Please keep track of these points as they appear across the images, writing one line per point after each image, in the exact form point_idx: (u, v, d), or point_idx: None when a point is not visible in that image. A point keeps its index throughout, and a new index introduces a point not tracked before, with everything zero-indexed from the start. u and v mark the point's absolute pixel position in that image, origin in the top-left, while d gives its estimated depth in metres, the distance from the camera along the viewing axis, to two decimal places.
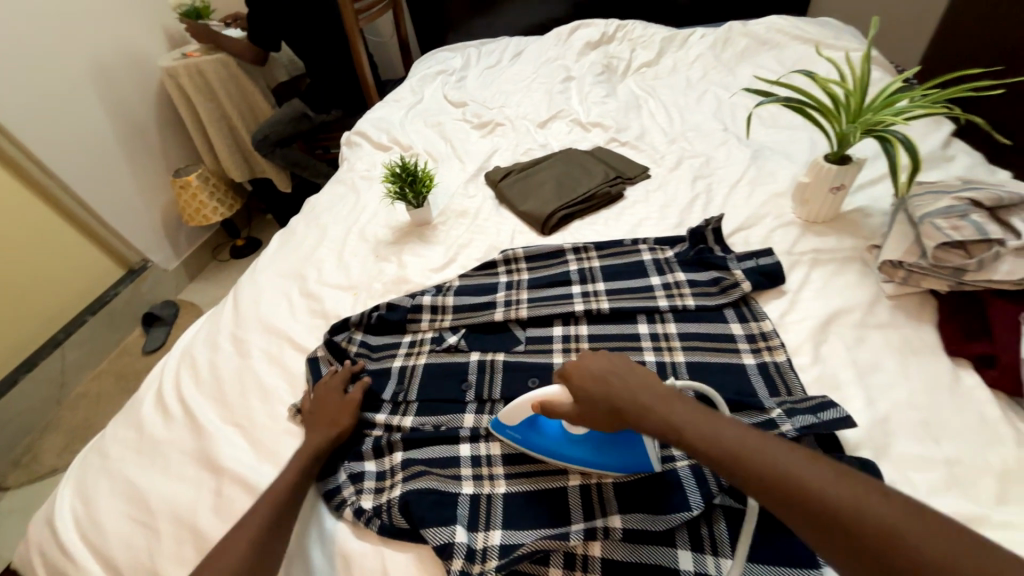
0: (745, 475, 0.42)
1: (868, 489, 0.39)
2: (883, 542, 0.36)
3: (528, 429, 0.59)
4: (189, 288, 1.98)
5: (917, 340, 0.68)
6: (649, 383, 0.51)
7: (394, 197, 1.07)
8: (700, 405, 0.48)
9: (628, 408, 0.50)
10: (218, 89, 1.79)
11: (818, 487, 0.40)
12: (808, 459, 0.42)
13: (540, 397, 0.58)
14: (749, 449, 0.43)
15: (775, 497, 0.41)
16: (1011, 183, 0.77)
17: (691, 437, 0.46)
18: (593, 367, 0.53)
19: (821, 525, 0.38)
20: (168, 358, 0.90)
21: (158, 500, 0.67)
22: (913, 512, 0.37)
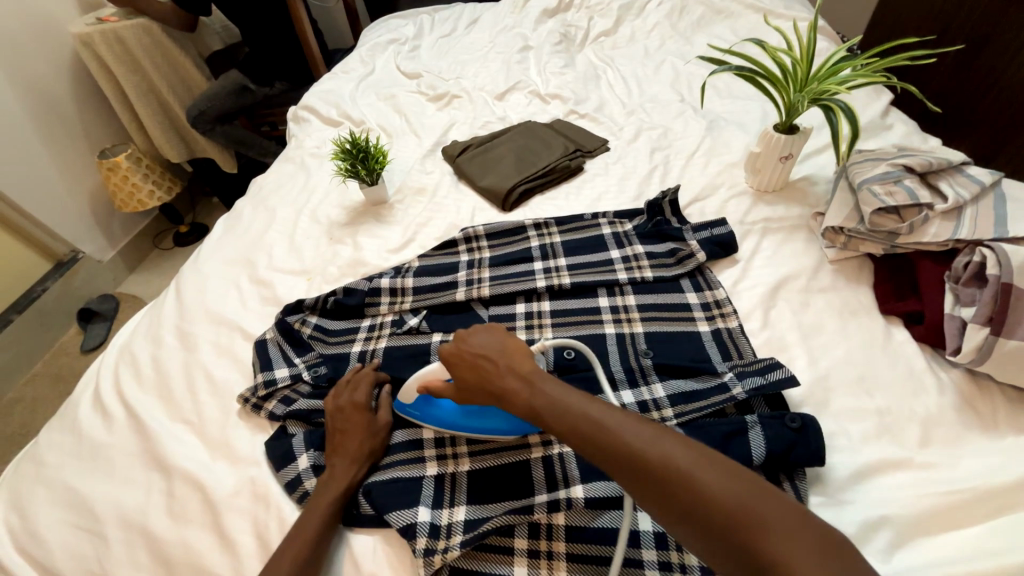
0: (581, 440, 0.46)
1: (676, 441, 0.44)
2: (681, 484, 0.41)
3: (424, 406, 0.61)
4: (129, 279, 1.84)
5: (856, 302, 0.72)
6: (516, 367, 0.54)
7: (346, 174, 1.01)
8: (558, 381, 0.52)
9: (498, 391, 0.53)
10: (143, 58, 1.62)
11: (636, 443, 0.44)
12: (633, 421, 0.46)
13: (425, 377, 0.61)
14: (588, 418, 0.47)
15: (604, 457, 0.45)
16: (940, 149, 0.82)
17: (543, 412, 0.50)
18: (469, 353, 0.57)
19: (637, 477, 0.43)
20: (105, 356, 0.83)
21: (103, 506, 0.63)
22: (707, 457, 0.43)
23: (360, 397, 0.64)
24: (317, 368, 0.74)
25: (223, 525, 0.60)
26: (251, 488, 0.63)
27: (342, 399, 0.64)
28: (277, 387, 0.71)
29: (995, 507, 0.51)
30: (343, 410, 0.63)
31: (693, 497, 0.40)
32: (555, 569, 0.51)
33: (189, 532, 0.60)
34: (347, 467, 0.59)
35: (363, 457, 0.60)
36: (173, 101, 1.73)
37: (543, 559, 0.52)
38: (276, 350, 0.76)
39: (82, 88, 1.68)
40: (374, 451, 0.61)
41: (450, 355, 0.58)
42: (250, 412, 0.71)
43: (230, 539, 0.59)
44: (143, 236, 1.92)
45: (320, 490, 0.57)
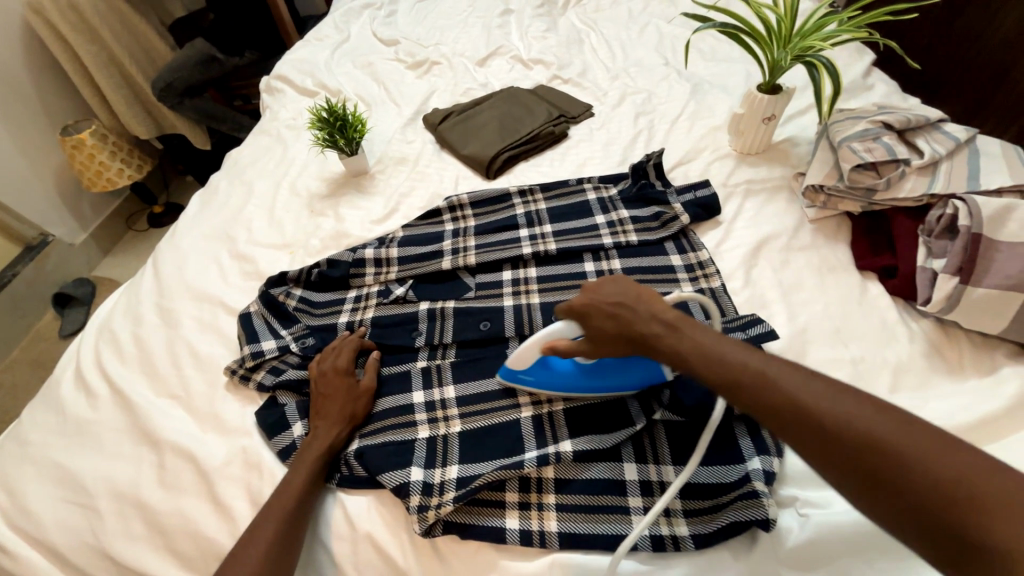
0: (741, 394, 0.42)
1: (864, 402, 0.39)
2: (875, 450, 0.36)
3: (540, 371, 0.57)
4: (104, 262, 1.78)
5: (834, 259, 0.74)
6: (658, 313, 0.50)
7: (324, 144, 0.98)
8: (711, 328, 0.47)
9: (640, 337, 0.50)
10: (99, 26, 1.52)
11: (813, 402, 0.39)
12: (810, 378, 0.41)
13: (549, 339, 0.55)
14: (749, 370, 0.42)
15: (770, 413, 0.40)
16: (919, 107, 0.82)
17: (694, 363, 0.45)
18: (603, 302, 0.52)
19: (816, 439, 0.38)
20: (84, 335, 0.81)
21: (94, 481, 0.63)
22: (906, 424, 0.37)
23: (342, 364, 0.66)
24: (305, 340, 0.73)
25: (217, 494, 0.61)
26: (243, 458, 0.63)
27: (324, 365, 0.66)
28: (265, 358, 0.70)
29: None
30: (324, 376, 0.65)
31: (891, 467, 0.35)
32: (546, 518, 0.53)
33: (182, 501, 0.61)
34: (331, 427, 0.60)
35: (345, 418, 0.61)
36: (137, 72, 1.64)
37: (534, 510, 0.54)
38: (261, 322, 0.76)
39: (38, 59, 1.57)
40: (358, 413, 0.62)
41: (580, 307, 0.54)
42: (238, 384, 0.71)
43: (225, 506, 0.60)
44: (115, 217, 1.85)
45: (304, 448, 0.59)
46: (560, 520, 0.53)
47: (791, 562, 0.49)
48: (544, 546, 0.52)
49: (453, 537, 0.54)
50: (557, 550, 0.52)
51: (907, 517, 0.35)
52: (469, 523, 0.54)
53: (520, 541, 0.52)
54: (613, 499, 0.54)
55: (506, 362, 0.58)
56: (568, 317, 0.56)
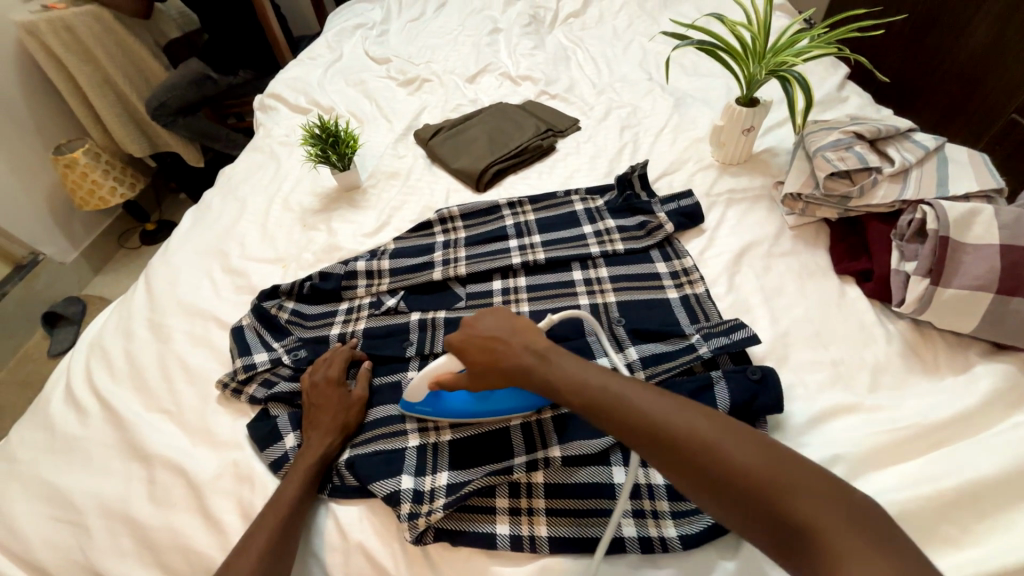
0: (602, 414, 0.47)
1: (694, 411, 0.46)
2: (705, 453, 0.43)
3: (433, 402, 0.60)
4: (95, 280, 1.78)
5: (814, 264, 0.76)
6: (530, 343, 0.55)
7: (317, 160, 1.00)
8: (573, 356, 0.53)
9: (514, 369, 0.54)
10: (94, 47, 1.54)
11: (658, 416, 0.45)
12: (655, 395, 0.47)
13: (434, 374, 0.57)
14: (608, 392, 0.48)
15: (626, 431, 0.46)
16: (890, 118, 0.86)
17: (564, 391, 0.50)
18: (478, 336, 0.57)
19: (661, 449, 0.44)
20: (74, 352, 0.81)
21: (82, 497, 0.63)
22: (725, 425, 0.44)
23: (332, 373, 0.66)
24: (297, 352, 0.74)
25: (207, 507, 0.61)
26: (234, 470, 0.63)
27: (314, 377, 0.66)
28: (257, 370, 0.71)
29: (933, 439, 0.56)
30: (315, 388, 0.65)
31: (716, 464, 0.42)
32: (536, 523, 0.54)
33: (172, 516, 0.61)
34: (325, 436, 0.61)
35: (337, 427, 0.62)
36: (131, 92, 1.67)
37: (524, 515, 0.54)
38: (254, 335, 0.76)
39: (33, 81, 1.59)
40: (350, 423, 0.63)
41: (457, 342, 0.57)
42: (229, 398, 0.71)
43: (215, 519, 0.60)
44: (107, 235, 1.85)
45: (296, 458, 0.59)
46: (550, 524, 0.54)
47: (776, 559, 0.50)
48: (535, 550, 0.52)
49: (444, 544, 0.55)
50: (548, 555, 0.53)
51: (733, 506, 0.41)
52: (460, 530, 0.54)
53: (511, 546, 0.53)
54: (603, 503, 0.54)
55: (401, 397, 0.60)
56: (451, 351, 0.58)
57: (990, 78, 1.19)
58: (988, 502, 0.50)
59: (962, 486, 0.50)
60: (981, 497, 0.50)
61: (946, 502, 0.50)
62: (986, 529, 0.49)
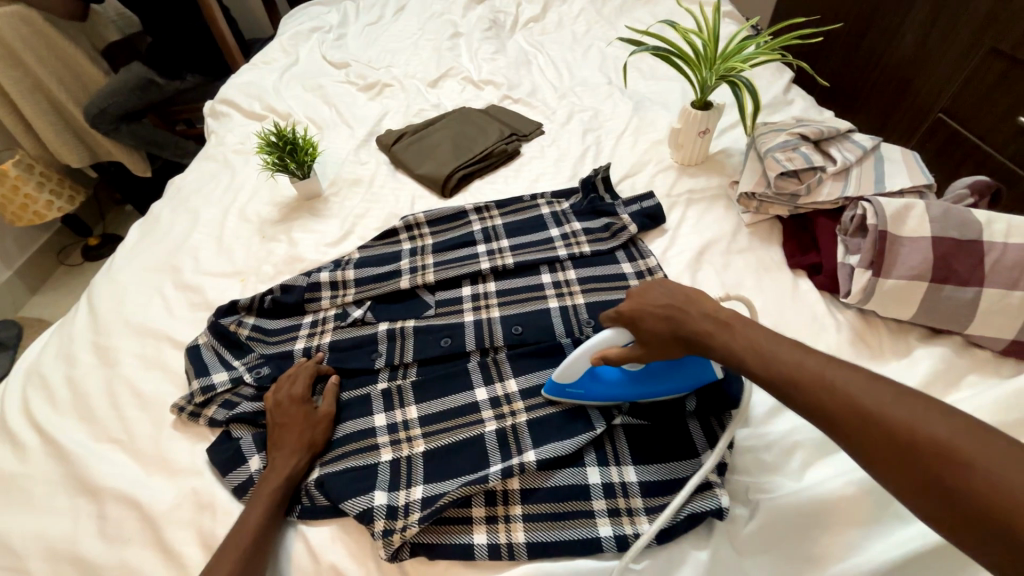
0: (792, 393, 0.43)
1: (926, 408, 0.38)
2: (932, 454, 0.36)
3: (589, 383, 0.59)
4: (31, 301, 1.64)
5: (769, 260, 0.80)
6: (710, 312, 0.52)
7: (274, 168, 0.96)
8: (767, 328, 0.49)
9: (693, 336, 0.52)
10: (22, 51, 1.43)
11: (870, 401, 0.40)
12: (869, 381, 0.41)
13: (599, 348, 0.57)
14: (804, 370, 0.43)
15: (819, 412, 0.42)
16: (831, 119, 0.91)
17: (750, 364, 0.47)
18: (651, 307, 0.55)
19: (867, 437, 0.39)
20: (8, 382, 0.75)
21: (21, 542, 0.58)
22: (974, 430, 0.36)
23: (299, 392, 0.64)
24: (259, 369, 0.71)
25: (165, 540, 0.57)
26: (194, 499, 0.60)
27: (276, 397, 0.64)
28: (216, 392, 0.67)
29: None
30: (280, 410, 0.62)
31: (945, 469, 0.35)
32: (513, 530, 0.54)
33: (126, 552, 0.57)
34: (295, 452, 0.59)
35: (304, 445, 0.59)
36: (67, 98, 1.55)
37: (501, 522, 0.54)
38: (211, 354, 0.72)
39: None
40: (318, 440, 0.61)
41: (630, 311, 0.56)
42: (186, 422, 0.67)
43: (174, 552, 0.56)
44: (44, 252, 1.71)
45: (263, 479, 0.57)
46: (528, 530, 0.54)
47: (745, 547, 0.52)
48: (513, 557, 0.52)
49: (420, 558, 0.54)
50: (526, 561, 0.53)
51: (965, 523, 0.34)
52: (437, 543, 0.53)
53: (488, 555, 0.52)
54: (578, 504, 0.55)
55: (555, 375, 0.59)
56: (618, 325, 0.58)
57: (918, 80, 1.28)
58: None
59: None
60: None
61: None
62: None
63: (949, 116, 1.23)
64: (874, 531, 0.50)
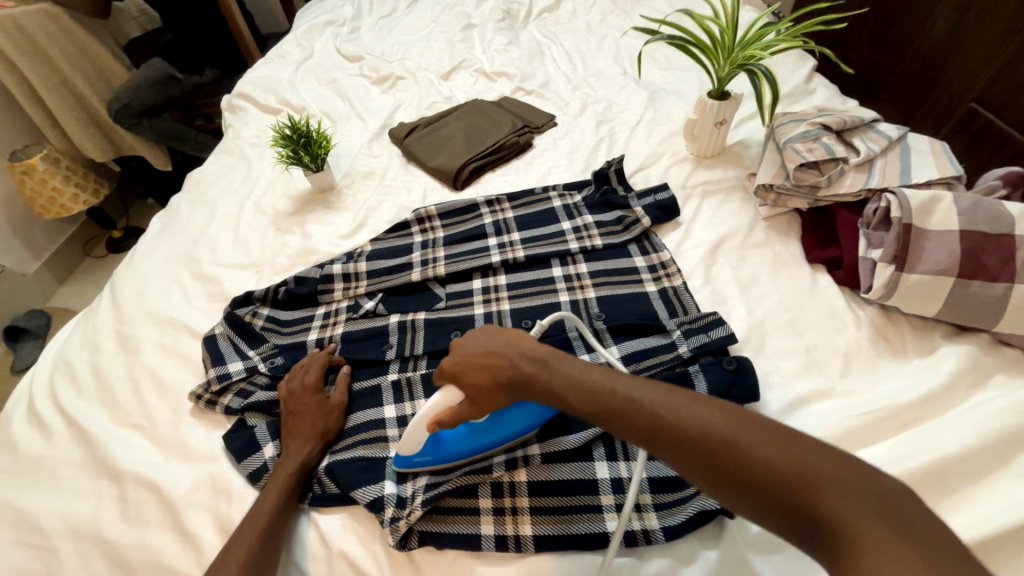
0: (615, 422, 0.44)
1: (717, 409, 0.42)
2: (726, 454, 0.39)
3: (432, 448, 0.56)
4: (60, 292, 1.70)
5: (787, 254, 0.78)
6: (529, 352, 0.52)
7: (288, 161, 0.97)
8: (577, 359, 0.50)
9: (513, 381, 0.51)
10: (49, 48, 1.47)
11: (678, 416, 0.42)
12: (668, 393, 0.44)
13: (431, 414, 0.53)
14: (620, 397, 0.45)
15: (638, 433, 0.43)
16: (854, 109, 0.88)
17: (571, 397, 0.47)
18: (471, 357, 0.53)
19: (677, 450, 0.41)
20: (36, 368, 0.77)
21: (48, 522, 0.60)
22: (747, 421, 0.40)
23: (300, 381, 0.65)
24: (273, 359, 0.72)
25: (183, 522, 0.59)
26: (211, 484, 0.62)
27: (289, 387, 0.65)
28: (232, 381, 0.69)
29: (903, 420, 0.58)
30: (290, 401, 0.63)
31: (747, 471, 0.38)
32: (520, 522, 0.54)
33: (146, 534, 0.59)
34: (306, 442, 0.60)
35: (317, 434, 0.61)
36: (91, 94, 1.60)
37: (509, 514, 0.54)
38: (227, 343, 0.74)
39: None
40: (330, 429, 0.62)
41: (452, 368, 0.54)
42: (203, 409, 0.69)
43: (191, 535, 0.58)
44: (70, 244, 1.77)
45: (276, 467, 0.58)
46: (535, 523, 0.54)
47: (755, 546, 0.52)
48: (520, 549, 0.53)
49: (429, 548, 0.54)
50: (533, 554, 0.53)
51: (773, 512, 0.38)
52: (444, 533, 0.54)
53: (496, 547, 0.53)
54: (586, 499, 0.55)
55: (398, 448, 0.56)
56: (446, 384, 0.55)
57: (949, 68, 1.23)
58: (954, 479, 0.52)
59: (928, 464, 0.52)
60: (946, 475, 0.52)
61: (912, 481, 0.52)
62: (953, 502, 0.51)
63: (982, 105, 1.18)
64: None
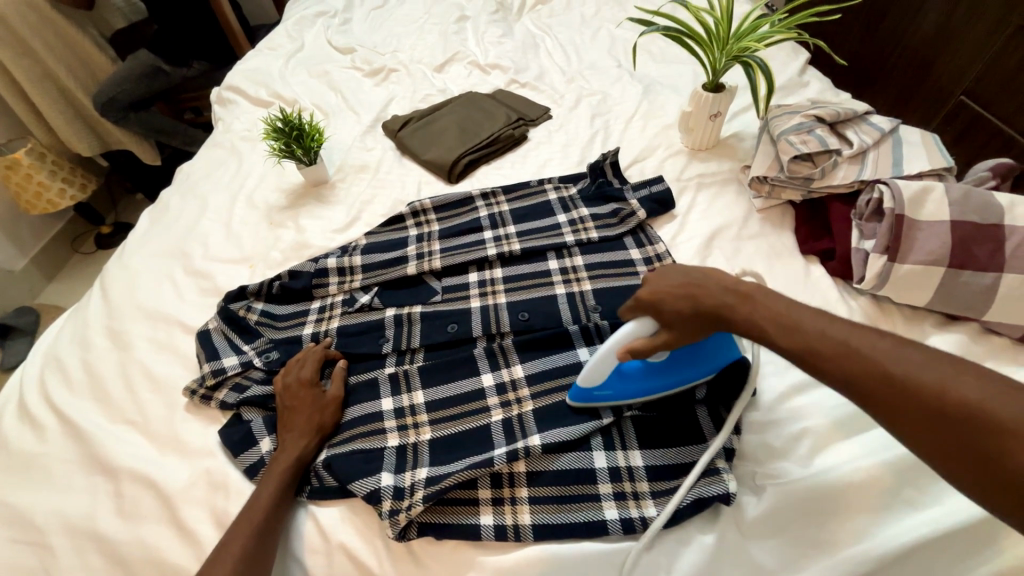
0: (817, 361, 0.44)
1: (956, 371, 0.39)
2: (961, 414, 0.37)
3: (615, 382, 0.57)
4: (48, 289, 1.67)
5: (781, 245, 0.79)
6: (730, 285, 0.51)
7: (280, 155, 0.96)
8: (787, 298, 0.49)
9: (713, 310, 0.50)
10: (31, 39, 1.43)
11: (899, 367, 0.40)
12: (897, 347, 0.42)
13: (624, 343, 0.54)
14: (834, 341, 0.44)
15: (849, 377, 0.42)
16: (847, 101, 0.89)
17: (775, 337, 0.47)
18: (669, 287, 0.53)
19: (898, 400, 0.40)
20: (27, 365, 0.76)
21: (42, 520, 0.59)
22: (995, 389, 0.38)
23: (300, 377, 0.64)
24: (268, 354, 0.72)
25: (180, 517, 0.59)
26: (207, 479, 0.61)
27: (285, 382, 0.65)
28: (226, 375, 0.68)
29: None
30: (287, 396, 0.63)
31: (990, 438, 0.36)
32: (519, 512, 0.54)
33: (143, 529, 0.58)
34: (304, 435, 0.60)
35: (313, 428, 0.61)
36: (76, 87, 1.56)
37: (507, 504, 0.55)
38: (221, 339, 0.73)
39: None
40: (326, 423, 0.62)
41: (649, 297, 0.54)
42: (198, 404, 0.68)
43: (189, 529, 0.58)
44: (58, 240, 1.74)
45: (274, 459, 0.58)
46: (533, 512, 0.54)
47: (752, 532, 0.52)
48: (519, 539, 0.53)
49: (428, 539, 0.55)
50: (533, 543, 0.53)
51: (983, 479, 0.36)
52: (442, 522, 0.54)
53: (495, 536, 0.53)
54: (584, 488, 0.55)
55: (581, 380, 0.57)
56: (636, 316, 0.55)
57: (939, 61, 1.24)
58: None
59: None
60: None
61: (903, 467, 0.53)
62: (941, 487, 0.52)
63: (971, 99, 1.19)
64: (882, 518, 0.50)
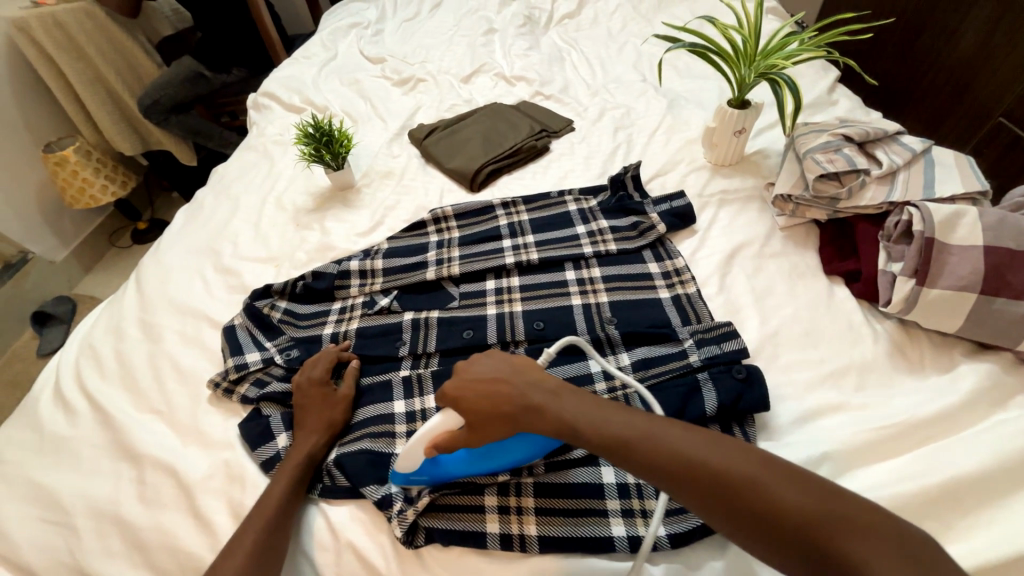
0: (637, 459, 0.46)
1: (733, 448, 0.45)
2: (740, 489, 0.43)
3: (432, 469, 0.54)
4: (85, 280, 1.76)
5: (804, 265, 0.77)
6: (539, 381, 0.54)
7: (310, 159, 0.99)
8: (586, 395, 0.52)
9: (519, 409, 0.51)
10: (86, 44, 1.53)
11: (697, 452, 0.45)
12: (683, 430, 0.47)
13: (430, 436, 0.52)
14: (633, 429, 0.48)
15: (652, 464, 0.46)
16: (878, 120, 0.87)
17: (583, 431, 0.49)
18: (476, 380, 0.54)
19: (692, 481, 0.44)
20: (64, 352, 0.80)
21: (70, 501, 0.62)
22: (759, 461, 0.44)
23: (307, 377, 0.66)
24: (289, 351, 0.74)
25: (199, 507, 0.60)
26: (226, 470, 0.63)
27: (299, 384, 0.66)
28: (249, 370, 0.71)
29: (917, 437, 0.57)
30: (301, 396, 0.65)
31: (765, 509, 0.41)
32: (526, 523, 0.54)
33: (163, 516, 0.60)
34: (317, 430, 0.62)
35: (324, 426, 0.62)
36: (123, 89, 1.65)
37: (513, 514, 0.55)
38: (246, 335, 0.76)
39: (22, 75, 1.56)
40: (338, 420, 0.63)
41: (453, 392, 0.54)
42: (221, 397, 0.71)
43: (206, 519, 0.59)
44: (97, 234, 1.82)
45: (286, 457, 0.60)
46: (540, 524, 0.54)
47: None
48: (525, 549, 0.53)
49: (436, 544, 0.55)
50: (538, 554, 0.53)
51: (775, 544, 0.41)
52: (450, 529, 0.54)
53: (501, 545, 0.53)
54: (590, 503, 0.55)
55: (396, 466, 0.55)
56: (445, 408, 0.54)
57: (978, 82, 1.20)
58: (970, 498, 0.51)
59: (943, 483, 0.52)
60: (958, 495, 0.52)
61: (927, 499, 0.51)
62: (966, 523, 0.51)
63: (1011, 121, 1.15)
64: None
